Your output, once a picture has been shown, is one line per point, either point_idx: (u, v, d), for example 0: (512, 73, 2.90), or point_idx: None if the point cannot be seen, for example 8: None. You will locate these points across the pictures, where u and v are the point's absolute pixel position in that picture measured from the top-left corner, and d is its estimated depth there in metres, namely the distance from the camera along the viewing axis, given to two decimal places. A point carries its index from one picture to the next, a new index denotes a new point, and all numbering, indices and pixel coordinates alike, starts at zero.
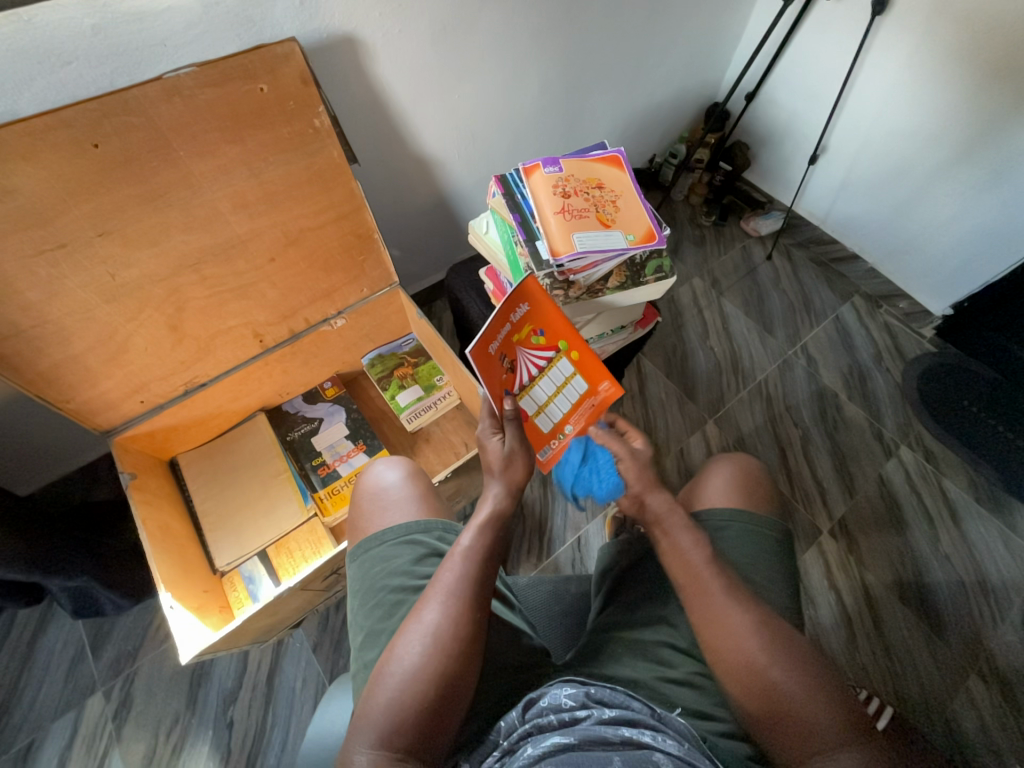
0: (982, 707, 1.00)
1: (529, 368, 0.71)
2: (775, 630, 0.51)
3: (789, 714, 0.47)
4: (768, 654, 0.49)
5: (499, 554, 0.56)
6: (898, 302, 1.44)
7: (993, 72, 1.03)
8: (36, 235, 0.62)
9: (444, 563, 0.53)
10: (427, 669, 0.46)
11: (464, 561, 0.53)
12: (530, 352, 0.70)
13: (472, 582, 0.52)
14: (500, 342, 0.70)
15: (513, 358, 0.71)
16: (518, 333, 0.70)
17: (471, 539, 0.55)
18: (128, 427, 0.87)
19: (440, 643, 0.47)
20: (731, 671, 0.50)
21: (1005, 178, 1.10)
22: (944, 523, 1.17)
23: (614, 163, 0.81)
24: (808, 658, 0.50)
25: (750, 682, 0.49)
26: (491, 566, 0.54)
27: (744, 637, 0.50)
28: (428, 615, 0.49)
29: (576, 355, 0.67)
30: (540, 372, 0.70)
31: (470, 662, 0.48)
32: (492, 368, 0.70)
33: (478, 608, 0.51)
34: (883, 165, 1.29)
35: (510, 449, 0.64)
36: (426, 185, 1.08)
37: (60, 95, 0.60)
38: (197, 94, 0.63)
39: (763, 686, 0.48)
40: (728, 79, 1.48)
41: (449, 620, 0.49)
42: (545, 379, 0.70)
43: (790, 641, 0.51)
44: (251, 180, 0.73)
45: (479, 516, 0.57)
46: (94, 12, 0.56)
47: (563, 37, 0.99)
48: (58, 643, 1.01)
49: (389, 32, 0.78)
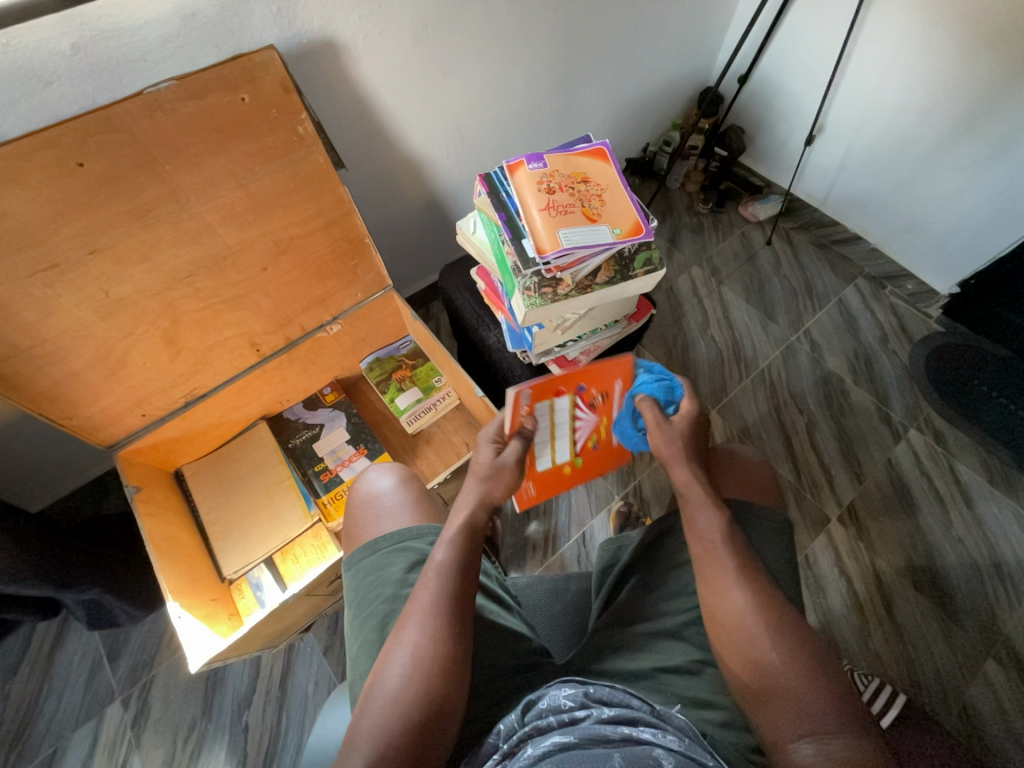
0: (1001, 691, 0.98)
1: (582, 425, 0.79)
2: (780, 612, 0.51)
3: (786, 699, 0.46)
4: (768, 633, 0.49)
5: (477, 566, 0.56)
6: (903, 282, 1.41)
7: (990, 42, 1.00)
8: (29, 256, 0.63)
9: (421, 581, 0.54)
10: (411, 688, 0.46)
11: (440, 573, 0.53)
12: (592, 428, 0.80)
13: (449, 596, 0.52)
14: (612, 398, 0.79)
15: (597, 409, 0.78)
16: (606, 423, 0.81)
17: (445, 554, 0.55)
18: (131, 441, 0.87)
19: (419, 663, 0.48)
20: (732, 645, 0.50)
21: (1008, 150, 1.08)
22: (956, 505, 1.15)
23: (599, 155, 0.80)
24: (811, 647, 0.49)
25: (746, 659, 0.49)
26: (469, 576, 0.54)
27: (742, 615, 0.50)
28: (408, 633, 0.50)
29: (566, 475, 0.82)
30: (574, 440, 0.80)
31: (454, 682, 0.48)
32: (599, 383, 0.75)
33: (458, 622, 0.51)
34: (882, 142, 1.26)
35: (501, 461, 0.64)
36: (416, 186, 1.08)
37: (44, 115, 0.61)
38: (178, 107, 0.63)
39: (758, 668, 0.48)
40: (719, 62, 1.46)
41: (429, 637, 0.49)
42: (568, 447, 0.79)
43: (794, 627, 0.50)
44: (239, 191, 0.73)
45: (452, 529, 0.57)
46: (71, 32, 0.56)
47: (546, 31, 0.98)
48: (76, 654, 1.03)
49: (369, 36, 0.77)
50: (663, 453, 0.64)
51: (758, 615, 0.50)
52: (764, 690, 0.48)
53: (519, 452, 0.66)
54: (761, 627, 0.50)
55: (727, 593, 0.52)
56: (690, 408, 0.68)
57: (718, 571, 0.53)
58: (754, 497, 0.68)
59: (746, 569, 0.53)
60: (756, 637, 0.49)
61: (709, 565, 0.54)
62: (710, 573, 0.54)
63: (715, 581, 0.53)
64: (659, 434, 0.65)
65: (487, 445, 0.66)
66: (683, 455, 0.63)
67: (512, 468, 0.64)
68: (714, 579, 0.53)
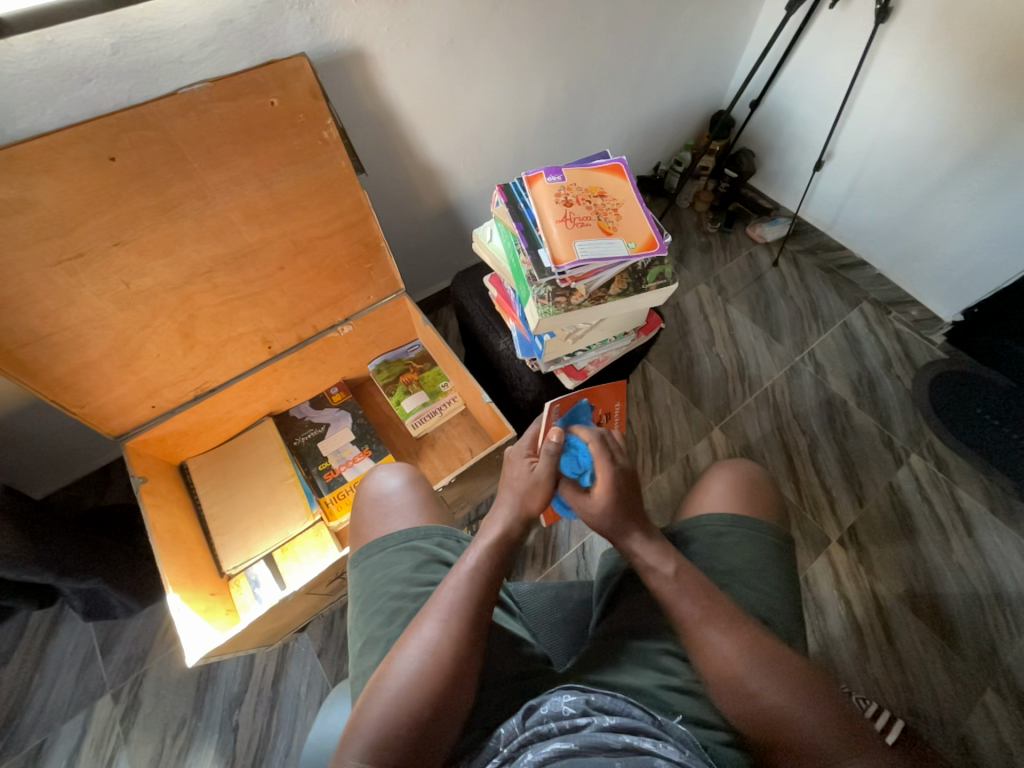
0: (1000, 723, 0.98)
1: None
2: (759, 643, 0.51)
3: (791, 737, 0.47)
4: (756, 672, 0.49)
5: (501, 580, 0.56)
6: (907, 308, 1.43)
7: (999, 79, 1.03)
8: (56, 245, 0.64)
9: (446, 583, 0.54)
10: (423, 685, 0.46)
11: (467, 578, 0.54)
12: None
13: (472, 602, 0.52)
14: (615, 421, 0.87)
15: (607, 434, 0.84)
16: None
17: (475, 561, 0.56)
18: (140, 432, 0.88)
19: (435, 659, 0.48)
20: (729, 694, 0.50)
21: (1015, 184, 1.10)
22: (957, 533, 1.15)
23: (616, 171, 0.82)
24: (801, 673, 0.50)
25: (745, 705, 0.49)
26: (493, 587, 0.55)
27: (729, 659, 0.51)
28: (426, 631, 0.50)
29: None
30: None
31: (465, 684, 0.48)
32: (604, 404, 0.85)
33: (475, 628, 0.51)
34: (890, 172, 1.29)
35: (538, 474, 0.64)
36: (432, 195, 1.10)
37: (81, 110, 0.62)
38: (211, 108, 0.65)
39: (757, 710, 0.48)
40: (733, 87, 1.49)
41: (447, 639, 0.49)
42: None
43: (777, 655, 0.51)
44: (262, 191, 0.75)
45: (486, 538, 0.58)
46: (113, 32, 0.58)
47: (568, 49, 1.01)
48: (69, 645, 1.03)
49: (396, 48, 0.80)
50: (604, 531, 0.62)
51: (745, 654, 0.50)
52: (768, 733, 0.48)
53: (553, 462, 0.64)
54: (750, 665, 0.50)
55: (709, 644, 0.52)
56: (607, 477, 0.61)
57: (691, 629, 0.53)
58: (755, 512, 0.69)
59: (716, 613, 0.53)
60: (746, 679, 0.49)
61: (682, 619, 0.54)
62: (689, 629, 0.53)
63: (695, 637, 0.53)
64: (589, 516, 0.63)
65: (523, 459, 0.66)
66: (625, 523, 0.60)
67: (546, 481, 0.64)
68: (692, 634, 0.53)
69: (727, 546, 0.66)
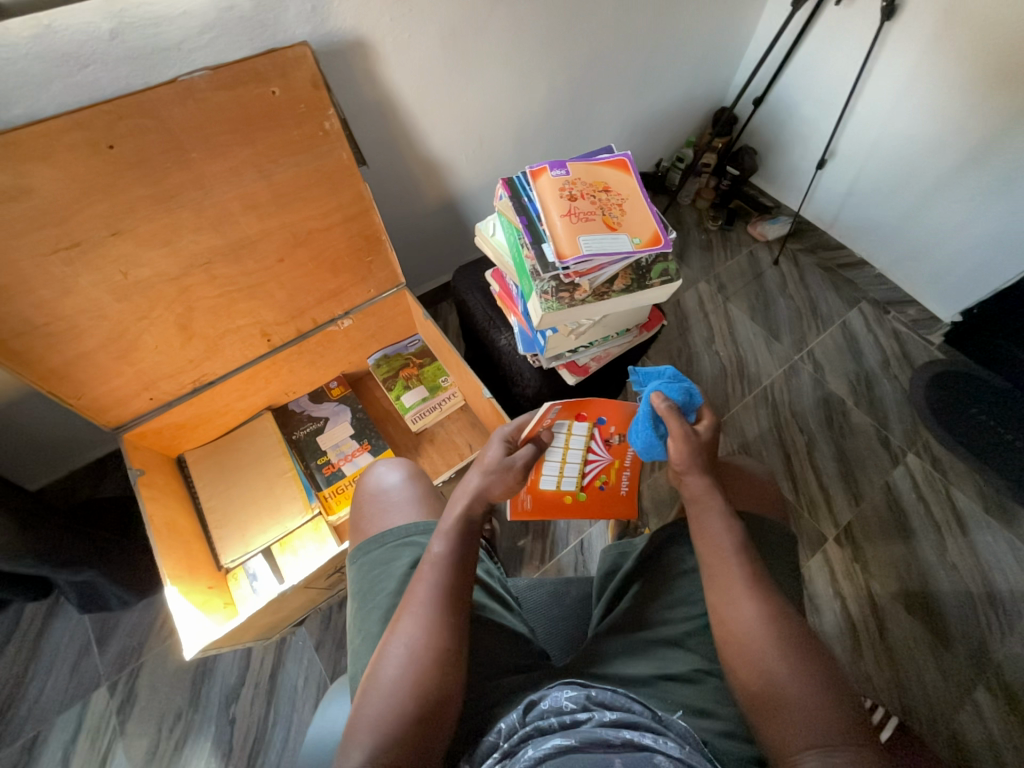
0: (990, 720, 0.99)
1: (593, 462, 0.77)
2: (788, 625, 0.51)
3: (792, 714, 0.47)
4: (778, 644, 0.50)
5: (473, 561, 0.56)
6: (906, 308, 1.43)
7: (1002, 79, 1.03)
8: (52, 234, 0.63)
9: (418, 575, 0.54)
10: (404, 680, 0.46)
11: (436, 567, 0.54)
12: (602, 466, 0.79)
13: (444, 590, 0.53)
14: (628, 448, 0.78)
15: (610, 451, 0.77)
16: (616, 465, 0.79)
17: (442, 547, 0.56)
18: (137, 424, 0.87)
19: (414, 654, 0.48)
20: (745, 659, 0.51)
21: (1015, 185, 1.10)
22: (952, 532, 1.16)
23: (620, 166, 0.81)
24: (819, 662, 0.50)
25: (758, 673, 0.50)
26: (464, 572, 0.55)
27: (752, 625, 0.52)
28: (403, 626, 0.50)
29: (562, 503, 0.80)
30: (582, 472, 0.78)
31: (450, 672, 0.48)
32: (621, 422, 0.73)
33: (451, 615, 0.51)
34: (891, 171, 1.29)
35: (508, 461, 0.64)
36: (433, 188, 1.09)
37: (78, 97, 0.61)
38: (211, 96, 0.64)
39: (768, 680, 0.49)
40: (736, 83, 1.48)
41: (423, 631, 0.49)
42: (576, 478, 0.78)
43: (801, 638, 0.51)
44: (262, 182, 0.74)
45: (449, 524, 0.58)
46: (111, 17, 0.57)
47: (571, 42, 1.00)
48: (64, 637, 1.02)
49: (399, 39, 0.79)
50: (678, 463, 0.62)
51: (767, 625, 0.51)
52: (768, 707, 0.48)
53: (530, 454, 0.65)
54: (771, 638, 0.51)
55: (739, 607, 0.53)
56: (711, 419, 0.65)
57: (728, 586, 0.55)
58: (758, 508, 0.69)
59: (757, 582, 0.54)
60: (767, 651, 0.50)
61: (719, 575, 0.56)
62: (723, 585, 0.55)
63: (727, 592, 0.54)
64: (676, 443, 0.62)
65: (497, 444, 0.65)
66: (701, 464, 0.62)
67: (518, 468, 0.63)
68: (725, 590, 0.55)
69: None
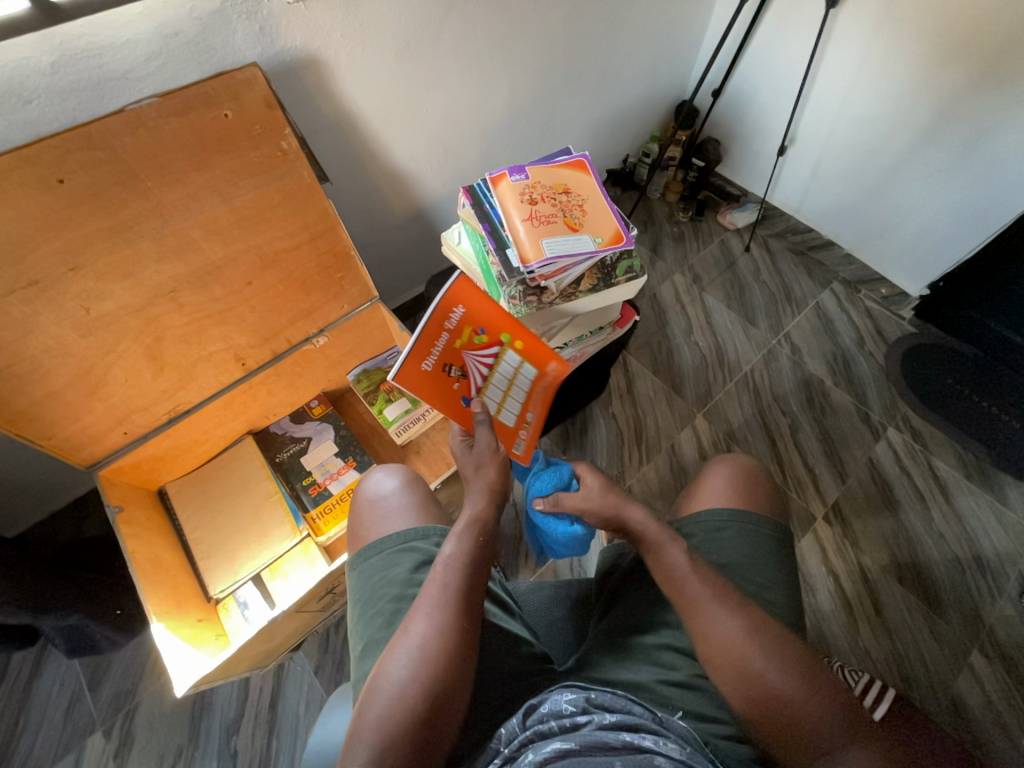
0: (987, 684, 1.00)
1: (479, 367, 0.70)
2: (770, 633, 0.51)
3: (794, 724, 0.47)
4: (762, 655, 0.49)
5: (485, 562, 0.57)
6: (876, 286, 1.46)
7: (949, 54, 1.05)
8: (8, 275, 0.62)
9: (430, 575, 0.55)
10: (416, 681, 0.46)
11: (448, 567, 0.55)
12: (475, 352, 0.69)
13: (458, 589, 0.53)
14: (439, 356, 0.68)
15: (461, 366, 0.70)
16: (461, 339, 0.68)
17: (454, 547, 0.57)
18: (113, 460, 0.86)
19: (427, 651, 0.48)
20: (730, 671, 0.50)
21: (972, 157, 1.12)
22: (935, 499, 1.18)
23: (579, 167, 0.81)
24: (810, 657, 0.51)
25: (747, 691, 0.49)
26: (477, 571, 0.56)
27: (738, 636, 0.51)
28: (415, 627, 0.50)
29: (523, 346, 0.69)
30: (491, 365, 0.70)
31: (461, 674, 0.48)
32: (442, 393, 0.70)
33: (465, 616, 0.51)
34: (851, 152, 1.31)
35: (479, 453, 0.68)
36: (401, 200, 1.09)
37: (23, 133, 0.60)
38: (162, 124, 0.63)
39: (761, 692, 0.48)
40: (694, 75, 1.50)
41: (436, 632, 0.49)
42: (505, 370, 0.71)
43: (788, 643, 0.51)
44: (223, 207, 0.73)
45: (460, 525, 0.59)
46: (51, 50, 0.56)
47: (527, 46, 1.00)
48: (55, 683, 1.00)
49: (352, 54, 0.79)
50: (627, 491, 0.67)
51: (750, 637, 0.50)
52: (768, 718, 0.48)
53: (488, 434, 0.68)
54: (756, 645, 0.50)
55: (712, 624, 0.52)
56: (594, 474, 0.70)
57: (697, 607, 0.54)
58: (744, 502, 0.70)
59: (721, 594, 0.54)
60: (754, 664, 0.49)
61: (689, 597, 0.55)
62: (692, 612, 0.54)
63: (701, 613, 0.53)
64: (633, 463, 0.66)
65: (458, 443, 0.69)
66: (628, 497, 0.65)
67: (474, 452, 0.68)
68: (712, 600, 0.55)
69: (725, 542, 0.66)
